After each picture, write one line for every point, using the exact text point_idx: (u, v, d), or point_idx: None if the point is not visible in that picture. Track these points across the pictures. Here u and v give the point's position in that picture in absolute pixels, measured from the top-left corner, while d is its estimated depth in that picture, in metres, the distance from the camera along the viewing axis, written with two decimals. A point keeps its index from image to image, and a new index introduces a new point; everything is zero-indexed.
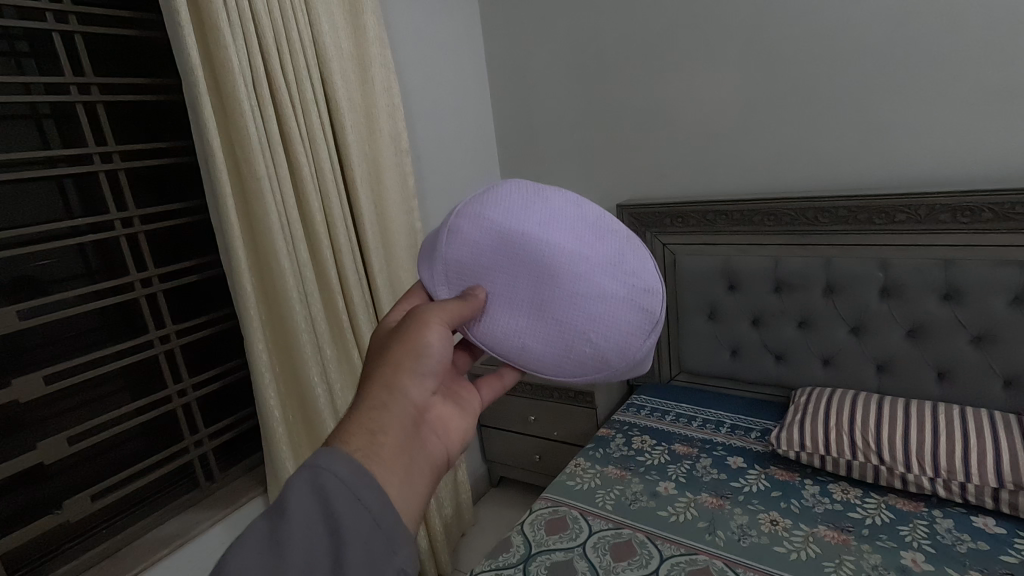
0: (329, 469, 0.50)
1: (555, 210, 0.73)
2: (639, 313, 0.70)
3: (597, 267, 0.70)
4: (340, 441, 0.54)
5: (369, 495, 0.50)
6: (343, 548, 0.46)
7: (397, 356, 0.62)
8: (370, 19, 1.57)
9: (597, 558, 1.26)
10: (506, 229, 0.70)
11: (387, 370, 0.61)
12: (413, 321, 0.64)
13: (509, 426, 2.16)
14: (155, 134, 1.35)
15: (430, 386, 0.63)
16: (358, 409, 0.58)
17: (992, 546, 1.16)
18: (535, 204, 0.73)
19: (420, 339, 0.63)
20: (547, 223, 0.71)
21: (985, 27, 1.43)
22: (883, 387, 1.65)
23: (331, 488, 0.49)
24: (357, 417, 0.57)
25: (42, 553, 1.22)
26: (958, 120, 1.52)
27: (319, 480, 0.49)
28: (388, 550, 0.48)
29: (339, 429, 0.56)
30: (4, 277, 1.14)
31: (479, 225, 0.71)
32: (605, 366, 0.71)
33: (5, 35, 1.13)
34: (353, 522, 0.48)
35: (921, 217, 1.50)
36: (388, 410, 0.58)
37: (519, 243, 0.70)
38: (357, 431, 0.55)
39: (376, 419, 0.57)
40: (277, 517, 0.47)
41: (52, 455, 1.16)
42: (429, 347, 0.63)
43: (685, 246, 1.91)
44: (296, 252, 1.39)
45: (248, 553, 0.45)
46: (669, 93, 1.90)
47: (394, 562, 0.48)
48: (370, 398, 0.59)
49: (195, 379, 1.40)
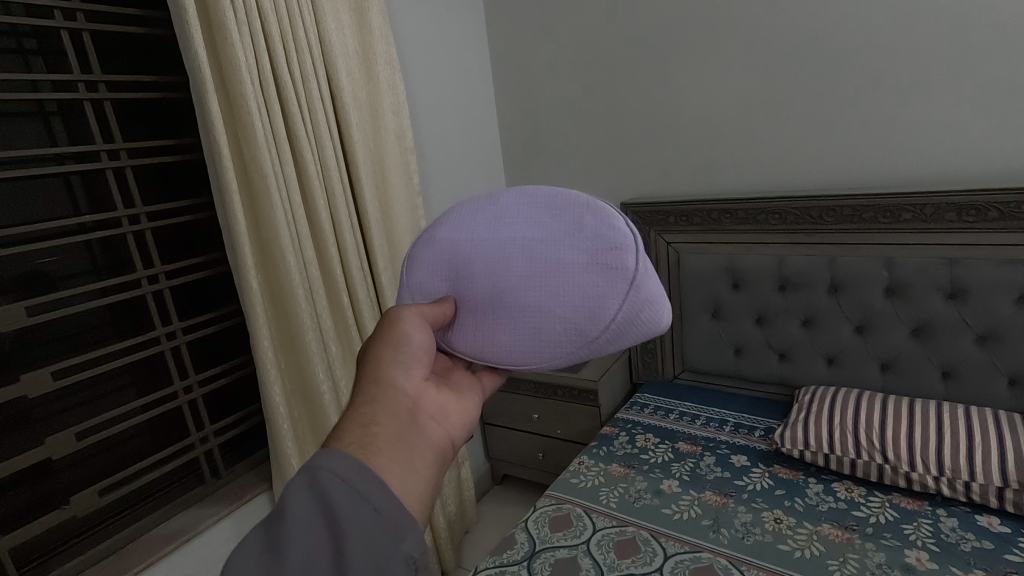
0: (324, 466, 0.50)
1: (501, 209, 0.73)
2: (605, 275, 0.67)
3: (547, 243, 0.69)
4: (335, 438, 0.55)
5: (367, 485, 0.50)
6: (345, 539, 0.46)
7: (381, 354, 0.63)
8: (376, 16, 1.57)
9: (601, 555, 1.27)
10: (456, 241, 0.72)
11: (374, 370, 0.62)
12: (391, 318, 0.66)
13: (512, 424, 2.16)
14: (162, 131, 1.36)
15: (419, 374, 0.64)
16: (350, 409, 0.59)
17: (998, 545, 1.16)
18: (481, 209, 0.74)
19: (397, 335, 0.64)
20: (495, 221, 0.72)
21: (992, 26, 1.43)
22: (887, 386, 1.65)
23: (328, 483, 0.49)
24: (349, 416, 0.58)
25: (49, 547, 1.23)
26: (964, 119, 1.52)
27: (316, 477, 0.50)
28: (393, 538, 0.48)
29: (335, 428, 0.57)
30: (11, 274, 1.14)
31: (431, 245, 0.73)
32: (589, 336, 0.67)
33: (13, 32, 1.13)
34: (353, 513, 0.48)
35: (927, 216, 1.50)
36: (380, 403, 0.59)
37: (468, 249, 0.71)
38: (350, 427, 0.56)
39: (368, 412, 0.57)
40: (277, 518, 0.48)
41: (61, 450, 1.17)
42: (408, 341, 0.64)
43: (689, 244, 1.91)
44: (302, 248, 1.39)
45: (250, 556, 0.45)
46: (674, 92, 1.90)
47: (400, 547, 0.48)
48: (361, 397, 0.60)
49: (201, 375, 1.41)
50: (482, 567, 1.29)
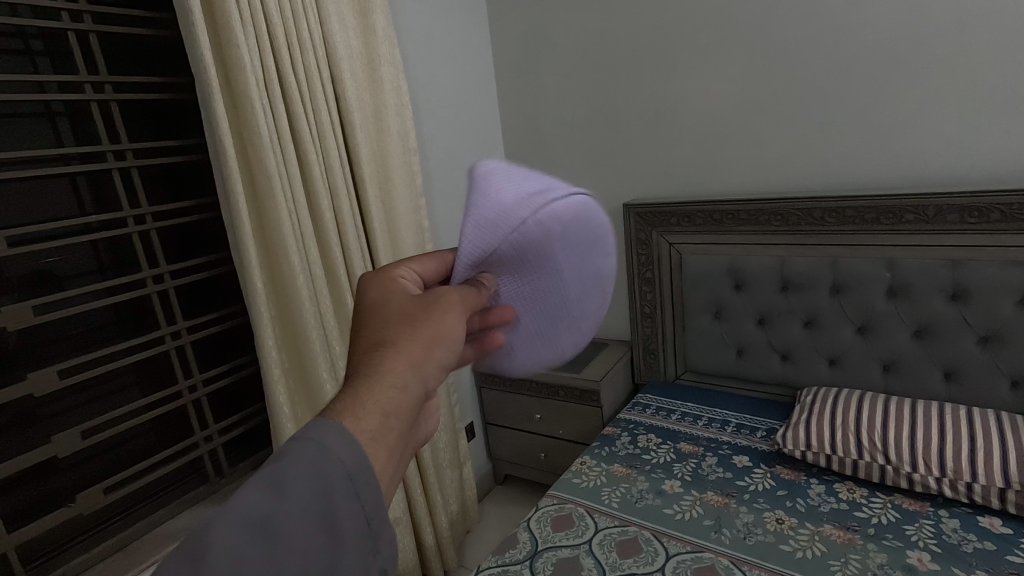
0: (333, 451, 0.42)
1: (591, 263, 0.62)
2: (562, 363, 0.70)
3: (583, 314, 0.64)
4: (349, 415, 0.46)
5: (368, 489, 0.42)
6: (338, 545, 0.40)
7: (425, 336, 0.54)
8: (380, 17, 1.58)
9: (603, 554, 1.27)
10: (545, 257, 0.59)
11: (412, 351, 0.53)
12: (441, 303, 0.57)
13: (514, 424, 2.17)
14: (167, 132, 1.37)
15: (444, 374, 0.56)
16: (369, 380, 0.49)
17: (1000, 546, 1.17)
18: (592, 232, 0.60)
19: (450, 327, 0.56)
20: (576, 273, 0.61)
21: (995, 28, 1.43)
22: (889, 387, 1.65)
23: (331, 474, 0.41)
24: (371, 389, 0.48)
25: (54, 545, 1.23)
26: (967, 121, 1.52)
27: (319, 460, 0.41)
28: (373, 551, 0.42)
29: (350, 395, 0.47)
30: (20, 271, 1.15)
31: (533, 236, 0.56)
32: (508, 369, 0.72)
33: (20, 34, 1.14)
34: (348, 516, 0.41)
35: (930, 217, 1.50)
36: (405, 391, 0.50)
37: (553, 254, 0.59)
38: (368, 407, 0.47)
39: (394, 396, 0.49)
40: (267, 495, 0.40)
41: (67, 448, 1.18)
42: (457, 341, 0.56)
43: (691, 246, 1.91)
44: (307, 249, 1.40)
45: (234, 536, 0.37)
46: (676, 93, 1.91)
47: (378, 562, 0.42)
48: (389, 374, 0.50)
49: (205, 375, 1.43)
50: (483, 566, 1.29)
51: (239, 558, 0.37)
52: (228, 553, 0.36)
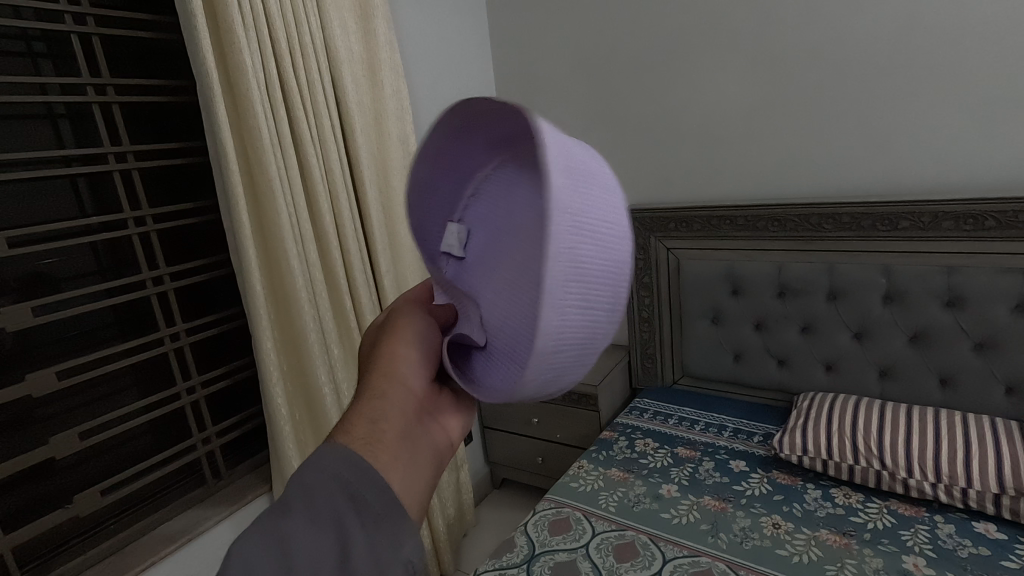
0: (330, 465, 0.47)
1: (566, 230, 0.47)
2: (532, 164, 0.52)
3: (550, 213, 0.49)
4: (343, 434, 0.51)
5: (369, 488, 0.46)
6: (350, 543, 0.43)
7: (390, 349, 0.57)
8: (381, 23, 1.59)
9: (600, 558, 1.27)
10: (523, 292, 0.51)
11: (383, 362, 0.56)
12: (393, 322, 0.59)
13: (511, 427, 2.18)
14: (168, 134, 1.37)
15: (432, 373, 0.57)
16: (355, 404, 0.54)
17: (994, 551, 1.17)
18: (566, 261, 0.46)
19: (408, 332, 0.57)
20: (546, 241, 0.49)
21: (989, 38, 1.45)
22: (885, 393, 1.66)
23: (332, 484, 0.46)
24: (356, 408, 0.53)
25: (48, 548, 1.23)
26: (961, 131, 1.53)
27: (319, 477, 0.47)
28: (394, 539, 0.45)
29: (342, 420, 0.53)
30: (18, 272, 1.15)
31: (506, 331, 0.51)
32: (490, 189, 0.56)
33: (22, 36, 1.14)
34: (358, 517, 0.45)
35: (924, 224, 1.52)
36: (387, 399, 0.53)
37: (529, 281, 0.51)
38: (358, 422, 0.51)
39: (377, 406, 0.53)
40: (280, 514, 0.45)
41: (63, 450, 1.17)
42: (420, 339, 0.57)
43: (688, 249, 1.92)
44: (306, 251, 1.40)
45: (252, 551, 0.43)
46: (674, 100, 1.92)
47: (400, 554, 0.44)
48: (370, 390, 0.54)
49: (204, 376, 1.43)
50: (481, 569, 1.30)
51: (253, 567, 0.42)
52: (243, 563, 0.42)
